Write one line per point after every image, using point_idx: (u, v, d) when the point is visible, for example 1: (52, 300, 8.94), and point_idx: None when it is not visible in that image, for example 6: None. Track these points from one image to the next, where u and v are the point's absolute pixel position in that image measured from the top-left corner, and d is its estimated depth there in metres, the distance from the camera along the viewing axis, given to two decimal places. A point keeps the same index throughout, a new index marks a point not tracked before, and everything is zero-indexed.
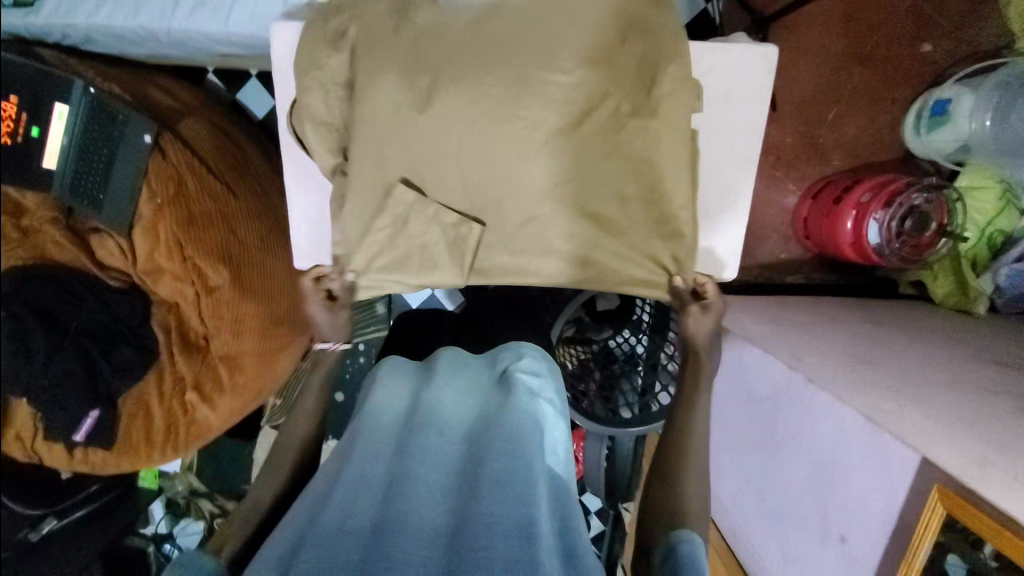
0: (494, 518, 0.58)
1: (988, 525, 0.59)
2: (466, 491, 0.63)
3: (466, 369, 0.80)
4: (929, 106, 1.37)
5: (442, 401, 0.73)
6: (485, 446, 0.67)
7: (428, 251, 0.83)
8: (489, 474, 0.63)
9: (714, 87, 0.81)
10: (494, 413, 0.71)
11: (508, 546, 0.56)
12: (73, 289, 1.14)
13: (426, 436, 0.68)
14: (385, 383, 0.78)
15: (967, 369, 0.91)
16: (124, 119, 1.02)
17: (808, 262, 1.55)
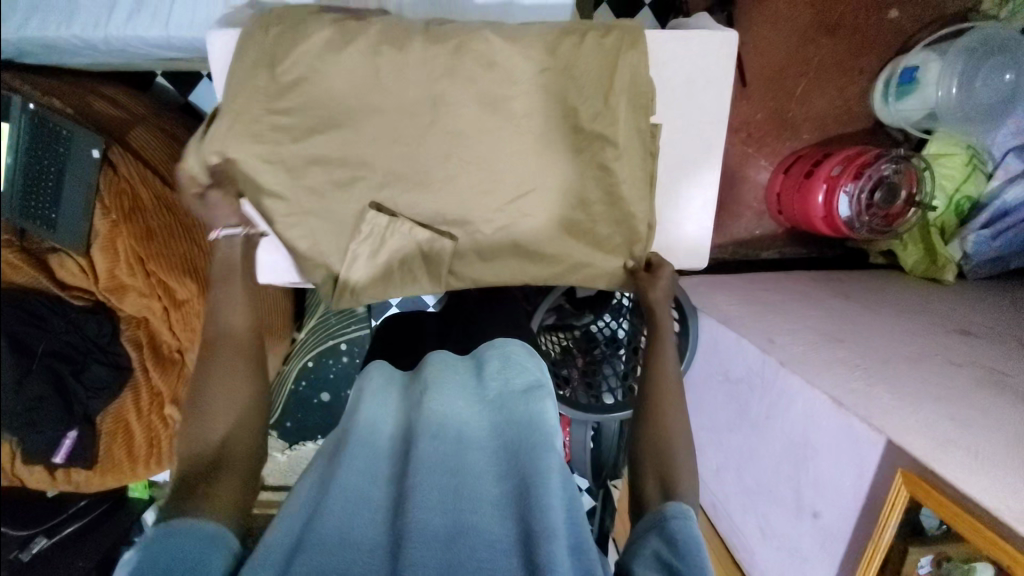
0: (494, 534, 0.60)
1: (949, 509, 0.60)
2: (464, 502, 0.63)
3: (462, 370, 0.77)
4: (898, 75, 1.37)
5: (440, 407, 0.69)
6: (485, 461, 0.68)
7: (406, 263, 0.80)
8: (487, 497, 0.64)
9: (676, 74, 0.77)
10: (495, 422, 0.71)
11: (507, 559, 0.58)
12: (37, 311, 1.04)
13: (425, 446, 0.66)
14: (384, 394, 0.76)
15: (929, 340, 0.94)
16: (69, 134, 0.97)
17: (782, 236, 1.56)
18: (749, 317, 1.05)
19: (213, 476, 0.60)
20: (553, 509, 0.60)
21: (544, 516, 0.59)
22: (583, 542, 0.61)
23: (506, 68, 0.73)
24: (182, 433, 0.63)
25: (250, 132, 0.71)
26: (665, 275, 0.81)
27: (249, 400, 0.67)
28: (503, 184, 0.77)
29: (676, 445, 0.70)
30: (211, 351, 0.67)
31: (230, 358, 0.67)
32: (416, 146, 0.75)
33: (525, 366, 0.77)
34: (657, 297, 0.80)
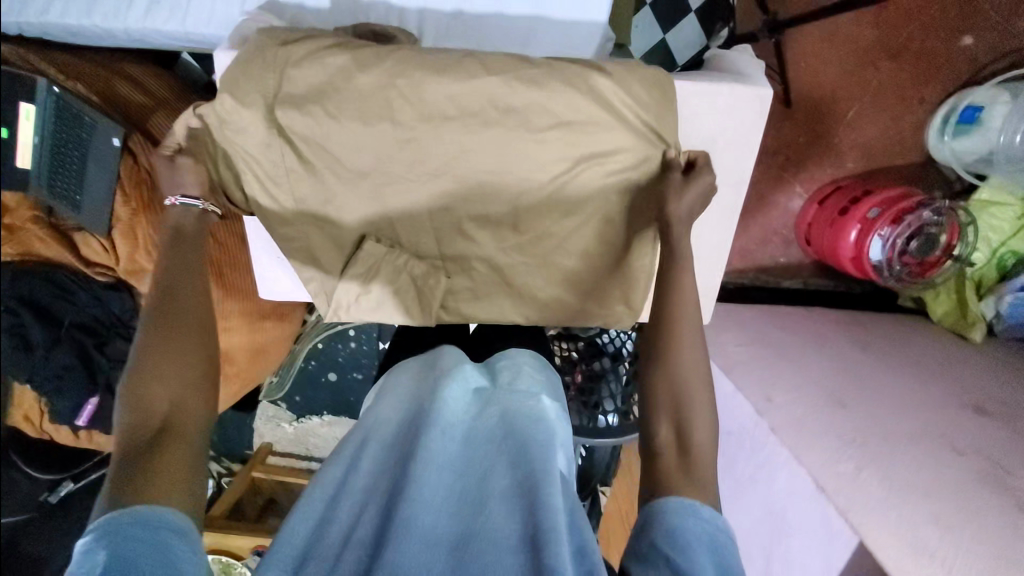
0: (501, 534, 0.55)
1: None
2: (472, 501, 0.59)
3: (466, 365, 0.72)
4: (959, 112, 1.27)
5: (449, 398, 0.65)
6: (495, 451, 0.61)
7: (398, 296, 0.81)
8: (495, 490, 0.58)
9: (699, 131, 0.73)
10: (503, 413, 0.64)
11: (515, 565, 0.52)
12: (64, 284, 1.13)
13: (432, 438, 0.60)
14: (397, 387, 0.71)
15: (942, 416, 0.89)
16: (92, 122, 1.01)
17: (808, 266, 1.49)
18: (754, 365, 1.02)
19: (155, 451, 0.57)
20: (557, 515, 0.53)
21: (548, 520, 0.53)
22: (586, 548, 0.56)
23: (521, 112, 0.69)
24: (127, 403, 0.60)
25: (259, 162, 0.72)
26: (699, 185, 0.69)
27: (198, 372, 0.64)
28: (505, 225, 0.76)
29: (690, 408, 0.63)
30: (157, 318, 0.64)
31: (181, 324, 0.64)
32: (420, 180, 0.73)
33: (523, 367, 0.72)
34: (680, 212, 0.69)
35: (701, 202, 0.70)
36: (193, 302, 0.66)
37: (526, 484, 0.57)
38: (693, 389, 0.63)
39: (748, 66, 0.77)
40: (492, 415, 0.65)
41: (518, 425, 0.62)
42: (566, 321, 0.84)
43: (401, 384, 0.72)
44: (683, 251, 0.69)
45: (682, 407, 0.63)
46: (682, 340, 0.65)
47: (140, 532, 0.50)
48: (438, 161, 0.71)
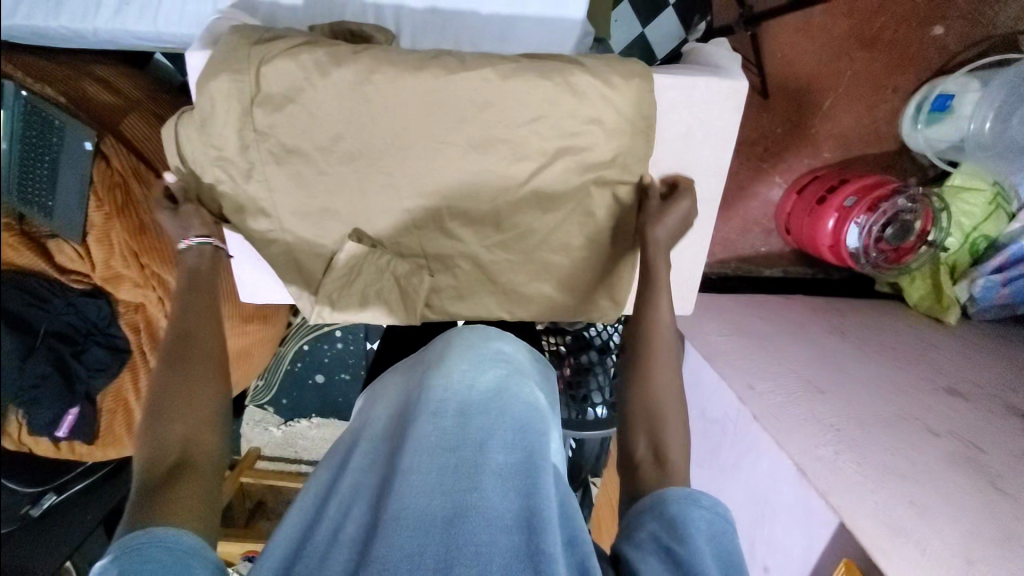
0: (495, 513, 0.54)
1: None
2: (466, 476, 0.56)
3: (459, 336, 0.69)
4: (930, 100, 1.30)
5: (438, 377, 0.62)
6: (488, 426, 0.59)
7: (381, 294, 0.80)
8: (489, 465, 0.56)
9: (677, 124, 0.74)
10: (496, 387, 0.62)
11: (509, 544, 0.52)
12: (39, 293, 1.09)
13: (421, 423, 0.58)
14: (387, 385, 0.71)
15: (917, 399, 0.92)
16: (62, 125, 0.96)
17: (788, 255, 1.52)
18: (737, 354, 1.04)
19: (175, 484, 0.57)
20: (548, 499, 0.55)
21: (541, 506, 0.55)
22: (577, 538, 0.56)
23: (501, 108, 0.69)
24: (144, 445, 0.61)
25: (234, 163, 0.71)
26: (677, 210, 0.73)
27: (217, 421, 0.66)
28: (485, 222, 0.76)
29: (665, 412, 0.66)
30: (177, 360, 0.67)
31: (199, 371, 0.67)
32: (400, 177, 0.72)
33: (515, 341, 0.70)
34: (658, 236, 0.73)
35: (678, 228, 0.74)
36: (211, 346, 0.71)
37: (522, 465, 0.57)
38: (667, 415, 0.65)
39: (725, 58, 0.78)
40: (485, 386, 0.62)
41: (510, 404, 0.61)
42: (549, 317, 0.84)
43: (390, 378, 0.72)
44: (660, 277, 0.72)
45: (658, 431, 0.65)
46: (659, 367, 0.68)
47: (160, 554, 0.50)
48: (420, 158, 0.71)
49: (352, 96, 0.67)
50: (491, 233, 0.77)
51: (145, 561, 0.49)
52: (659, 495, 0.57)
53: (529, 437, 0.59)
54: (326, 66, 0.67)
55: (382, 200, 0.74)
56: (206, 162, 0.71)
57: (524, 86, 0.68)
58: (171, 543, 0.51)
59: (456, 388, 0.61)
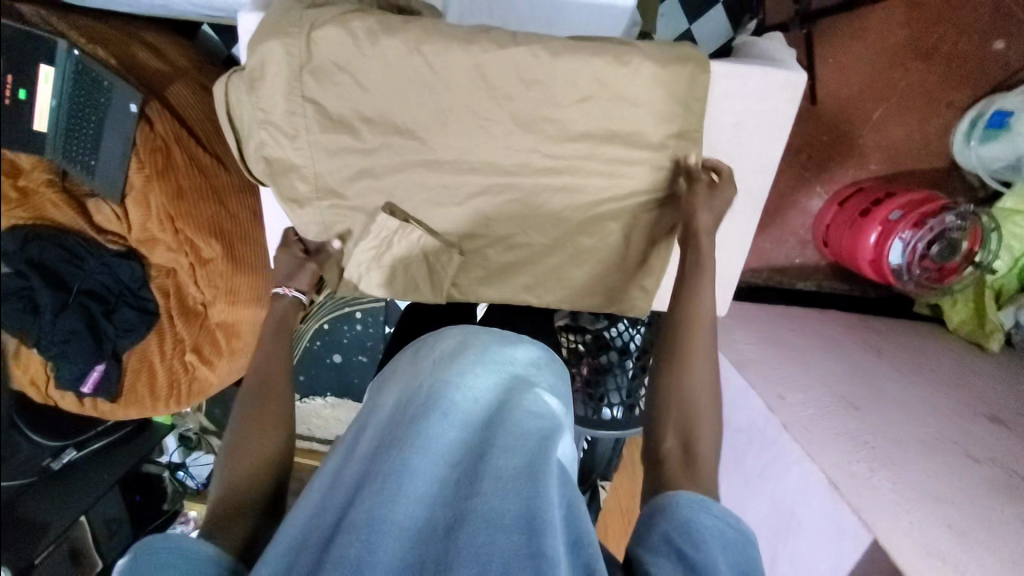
0: (494, 514, 0.54)
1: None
2: (467, 483, 0.58)
3: (470, 338, 0.69)
4: (987, 117, 1.24)
5: (446, 378, 0.63)
6: (491, 433, 0.61)
7: (409, 269, 0.81)
8: (491, 470, 0.57)
9: (728, 114, 0.71)
10: (503, 398, 0.64)
11: (509, 546, 0.53)
12: (75, 250, 1.15)
13: (429, 424, 0.59)
14: (395, 371, 0.70)
15: (956, 423, 0.87)
16: (110, 86, 1.00)
17: (823, 269, 1.47)
18: (766, 361, 1.01)
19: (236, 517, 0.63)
20: (547, 505, 0.55)
21: (544, 508, 0.54)
22: (584, 539, 0.57)
23: (549, 86, 0.67)
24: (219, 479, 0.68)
25: (278, 127, 0.70)
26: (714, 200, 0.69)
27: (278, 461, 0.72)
28: (522, 204, 0.75)
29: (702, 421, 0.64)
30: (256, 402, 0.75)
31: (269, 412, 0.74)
32: (442, 152, 0.72)
33: (525, 348, 0.71)
34: (703, 222, 0.69)
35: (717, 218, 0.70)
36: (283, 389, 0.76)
37: (526, 470, 0.57)
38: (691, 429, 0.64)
39: (782, 53, 0.75)
40: (495, 400, 0.64)
41: (516, 412, 0.62)
42: (576, 306, 0.83)
43: (396, 369, 0.71)
44: (704, 260, 0.69)
45: (688, 427, 0.64)
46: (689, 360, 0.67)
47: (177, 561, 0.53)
48: (465, 133, 0.70)
49: (399, 67, 0.67)
50: (529, 215, 0.76)
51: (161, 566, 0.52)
52: (673, 496, 0.56)
53: (533, 444, 0.59)
54: (375, 34, 0.66)
55: (421, 175, 0.74)
56: (252, 125, 0.71)
57: (575, 66, 0.66)
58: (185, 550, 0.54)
59: (463, 393, 0.63)
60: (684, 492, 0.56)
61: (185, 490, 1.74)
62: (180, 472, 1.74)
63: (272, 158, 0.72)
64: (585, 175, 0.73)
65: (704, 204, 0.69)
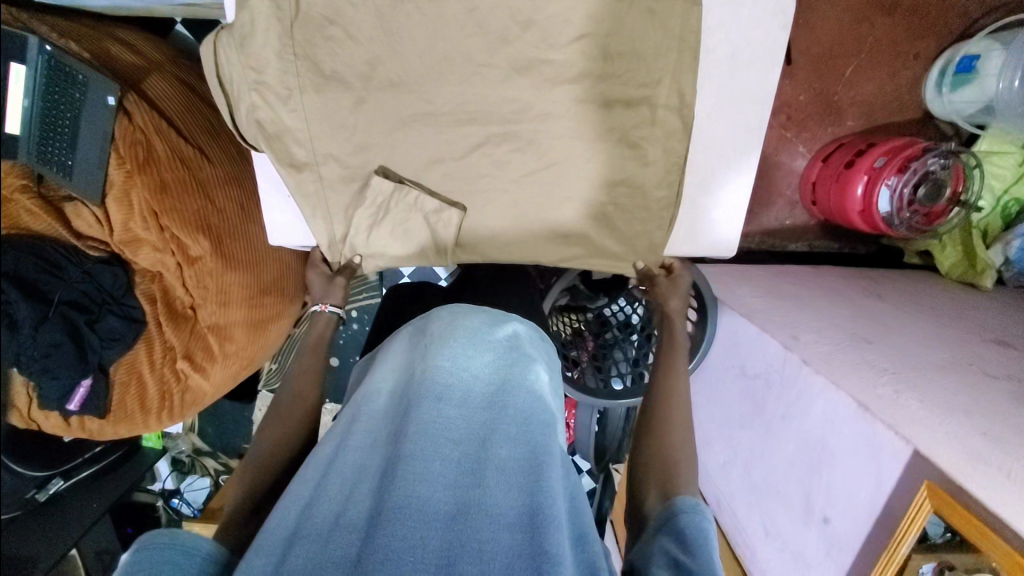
0: (497, 509, 0.52)
1: (981, 529, 0.56)
2: (470, 472, 0.54)
3: (469, 321, 0.66)
4: (956, 63, 1.29)
5: (441, 364, 0.59)
6: (493, 419, 0.57)
7: (413, 232, 0.80)
8: (494, 460, 0.54)
9: (722, 45, 0.72)
10: (504, 383, 0.60)
11: (514, 541, 0.50)
12: (53, 259, 1.08)
13: (427, 410, 0.55)
14: (390, 358, 0.67)
15: (966, 347, 0.88)
16: (85, 79, 0.96)
17: (813, 228, 1.48)
18: (773, 309, 1.01)
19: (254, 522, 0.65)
20: (547, 494, 0.52)
21: (548, 503, 0.52)
22: (586, 534, 0.54)
23: (545, 26, 0.68)
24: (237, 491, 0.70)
25: (273, 89, 0.70)
26: (682, 283, 0.84)
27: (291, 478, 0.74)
28: (523, 151, 0.75)
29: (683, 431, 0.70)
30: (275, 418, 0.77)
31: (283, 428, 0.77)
32: (440, 104, 0.72)
33: (524, 337, 0.68)
34: (674, 306, 0.83)
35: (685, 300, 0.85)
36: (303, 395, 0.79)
37: (528, 461, 0.55)
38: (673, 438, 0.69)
39: None
40: (496, 384, 0.60)
41: (518, 398, 0.59)
42: (588, 259, 0.81)
43: (391, 355, 0.68)
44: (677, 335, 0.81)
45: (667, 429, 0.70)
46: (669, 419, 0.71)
47: (178, 556, 0.52)
48: (464, 82, 0.71)
49: (393, 17, 0.67)
50: (531, 164, 0.76)
51: (162, 563, 0.51)
52: (675, 505, 0.58)
53: (534, 433, 0.57)
54: None
55: (420, 130, 0.74)
56: (245, 87, 0.69)
57: (567, 4, 0.67)
58: (184, 544, 0.53)
59: (462, 377, 0.59)
60: (680, 500, 0.59)
61: (179, 518, 1.65)
62: (174, 500, 1.65)
63: (266, 121, 0.71)
64: (584, 117, 0.73)
65: (672, 288, 0.83)
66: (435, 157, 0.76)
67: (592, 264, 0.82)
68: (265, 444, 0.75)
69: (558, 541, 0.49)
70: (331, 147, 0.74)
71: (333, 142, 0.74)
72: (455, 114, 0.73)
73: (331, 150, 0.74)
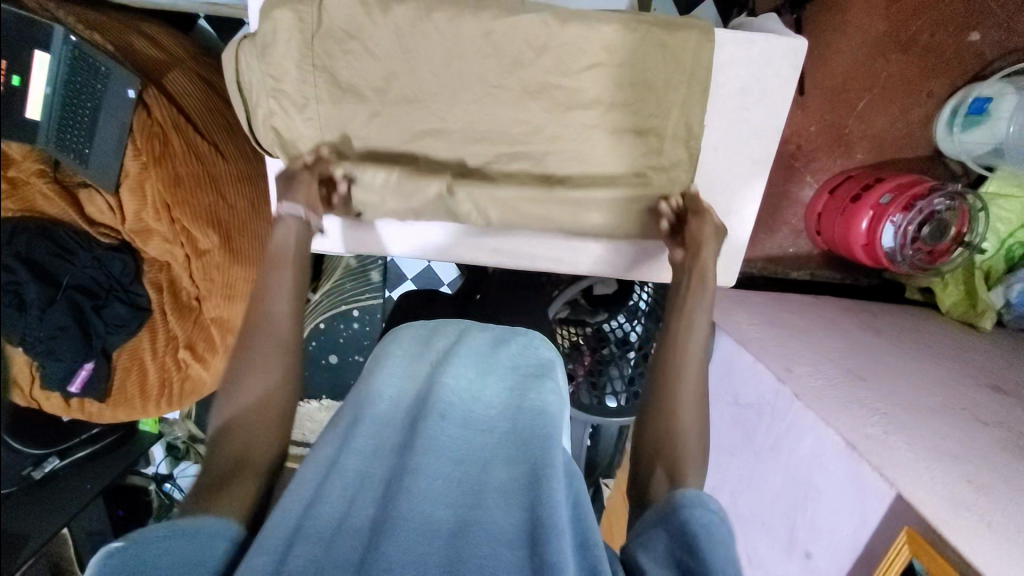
0: (498, 525, 0.54)
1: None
2: (471, 491, 0.57)
3: (475, 343, 0.72)
4: (968, 104, 1.29)
5: (447, 384, 0.64)
6: (495, 443, 0.62)
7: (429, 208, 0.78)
8: (495, 482, 0.58)
9: (733, 81, 0.73)
10: (506, 407, 0.65)
11: (515, 556, 0.51)
12: (63, 243, 1.10)
13: (433, 427, 0.60)
14: (394, 364, 0.69)
15: (959, 392, 0.88)
16: (107, 71, 0.99)
17: (817, 258, 1.49)
18: (769, 339, 1.02)
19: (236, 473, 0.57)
20: (549, 506, 0.53)
21: (549, 513, 0.53)
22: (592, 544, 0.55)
23: (558, 53, 0.70)
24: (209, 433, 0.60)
25: (290, 97, 0.72)
26: (714, 227, 0.73)
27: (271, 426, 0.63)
28: (531, 172, 0.77)
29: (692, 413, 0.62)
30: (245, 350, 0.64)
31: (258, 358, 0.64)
32: (452, 121, 0.74)
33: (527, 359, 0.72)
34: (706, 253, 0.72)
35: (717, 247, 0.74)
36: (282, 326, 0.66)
37: (528, 479, 0.58)
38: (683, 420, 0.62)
39: (778, 26, 0.78)
40: (498, 407, 0.65)
41: (520, 421, 0.63)
42: None
43: (391, 362, 0.70)
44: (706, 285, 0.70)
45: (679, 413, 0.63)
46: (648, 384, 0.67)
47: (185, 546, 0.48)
48: (476, 102, 0.73)
49: (410, 35, 0.68)
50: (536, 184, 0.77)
51: None
52: (676, 498, 0.53)
53: (535, 451, 0.60)
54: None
55: (432, 145, 0.76)
56: (263, 94, 0.71)
57: (580, 32, 0.68)
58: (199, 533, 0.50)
59: (467, 399, 0.64)
60: (679, 494, 0.54)
61: (171, 503, 1.66)
62: (167, 484, 1.67)
63: (281, 127, 0.73)
64: (591, 142, 0.75)
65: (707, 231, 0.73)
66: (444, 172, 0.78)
67: None
68: (242, 398, 0.63)
69: (561, 552, 0.49)
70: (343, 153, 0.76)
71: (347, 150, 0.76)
72: (466, 132, 0.75)
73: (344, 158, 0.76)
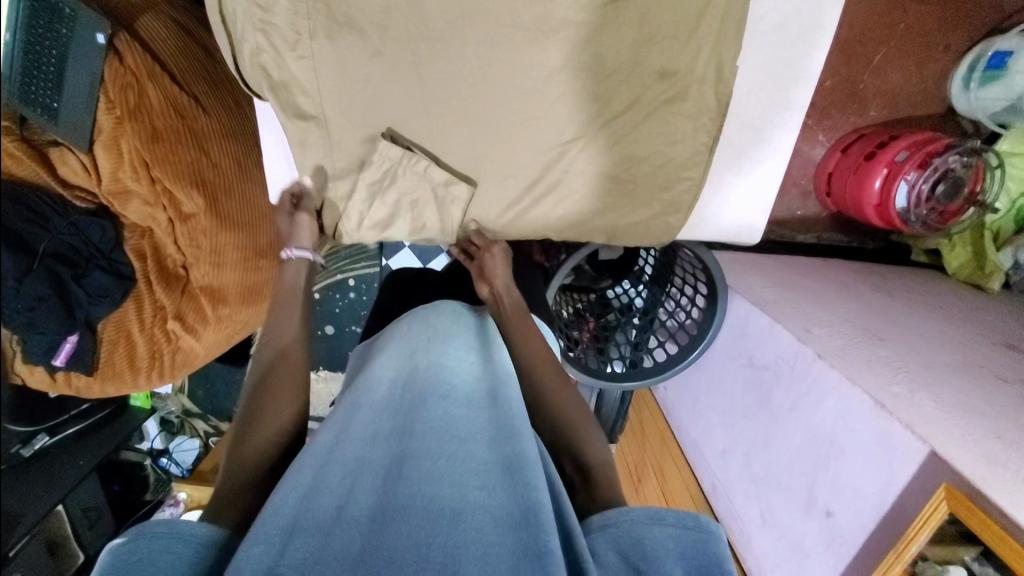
0: (501, 507, 0.50)
1: (996, 533, 0.55)
2: (472, 470, 0.54)
3: (463, 330, 0.72)
4: (987, 58, 1.24)
5: (446, 363, 0.64)
6: (494, 420, 0.59)
7: (464, 147, 0.78)
8: (498, 458, 0.55)
9: (770, 16, 0.74)
10: (500, 385, 0.64)
11: (518, 539, 0.48)
12: (38, 208, 0.97)
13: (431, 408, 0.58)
14: (390, 349, 0.69)
15: (978, 351, 0.87)
16: (71, 13, 0.89)
17: (824, 220, 1.46)
18: (786, 301, 0.99)
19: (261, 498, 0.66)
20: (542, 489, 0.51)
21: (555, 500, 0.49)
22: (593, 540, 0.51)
23: None
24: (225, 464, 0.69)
25: (280, 32, 0.70)
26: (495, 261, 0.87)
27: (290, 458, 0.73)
28: None
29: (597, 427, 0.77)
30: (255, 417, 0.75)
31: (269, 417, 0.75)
32: None
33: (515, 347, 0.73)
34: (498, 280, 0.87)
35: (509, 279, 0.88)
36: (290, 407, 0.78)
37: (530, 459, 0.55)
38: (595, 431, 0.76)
39: None
40: (491, 384, 0.64)
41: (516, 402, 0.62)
42: (619, 226, 0.82)
43: (388, 350, 0.69)
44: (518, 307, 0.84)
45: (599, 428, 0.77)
46: (565, 395, 0.78)
47: (178, 545, 0.50)
48: None
49: None
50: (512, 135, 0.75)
51: (160, 551, 0.49)
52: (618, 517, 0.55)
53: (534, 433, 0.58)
54: None
55: (456, 85, 0.74)
56: (249, 27, 0.69)
57: None
58: (186, 532, 0.51)
59: (462, 380, 0.63)
60: (586, 523, 0.57)
61: (168, 477, 1.66)
62: (163, 459, 1.65)
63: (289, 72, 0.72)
64: None
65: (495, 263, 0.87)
66: (474, 117, 0.76)
67: (623, 237, 0.83)
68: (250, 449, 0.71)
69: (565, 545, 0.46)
70: (371, 98, 0.75)
71: (375, 97, 0.75)
72: (491, 72, 0.73)
73: (371, 104, 0.75)
